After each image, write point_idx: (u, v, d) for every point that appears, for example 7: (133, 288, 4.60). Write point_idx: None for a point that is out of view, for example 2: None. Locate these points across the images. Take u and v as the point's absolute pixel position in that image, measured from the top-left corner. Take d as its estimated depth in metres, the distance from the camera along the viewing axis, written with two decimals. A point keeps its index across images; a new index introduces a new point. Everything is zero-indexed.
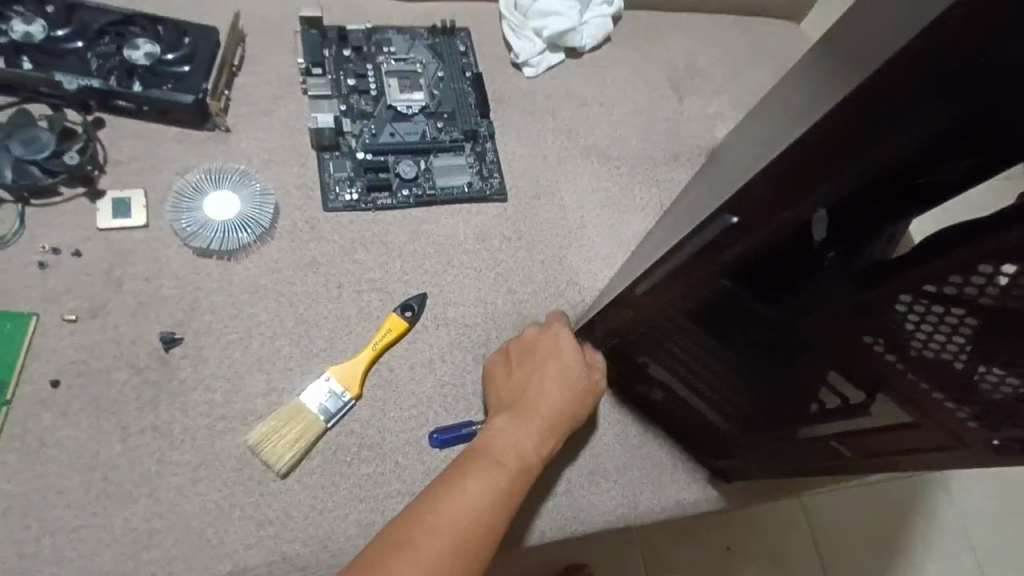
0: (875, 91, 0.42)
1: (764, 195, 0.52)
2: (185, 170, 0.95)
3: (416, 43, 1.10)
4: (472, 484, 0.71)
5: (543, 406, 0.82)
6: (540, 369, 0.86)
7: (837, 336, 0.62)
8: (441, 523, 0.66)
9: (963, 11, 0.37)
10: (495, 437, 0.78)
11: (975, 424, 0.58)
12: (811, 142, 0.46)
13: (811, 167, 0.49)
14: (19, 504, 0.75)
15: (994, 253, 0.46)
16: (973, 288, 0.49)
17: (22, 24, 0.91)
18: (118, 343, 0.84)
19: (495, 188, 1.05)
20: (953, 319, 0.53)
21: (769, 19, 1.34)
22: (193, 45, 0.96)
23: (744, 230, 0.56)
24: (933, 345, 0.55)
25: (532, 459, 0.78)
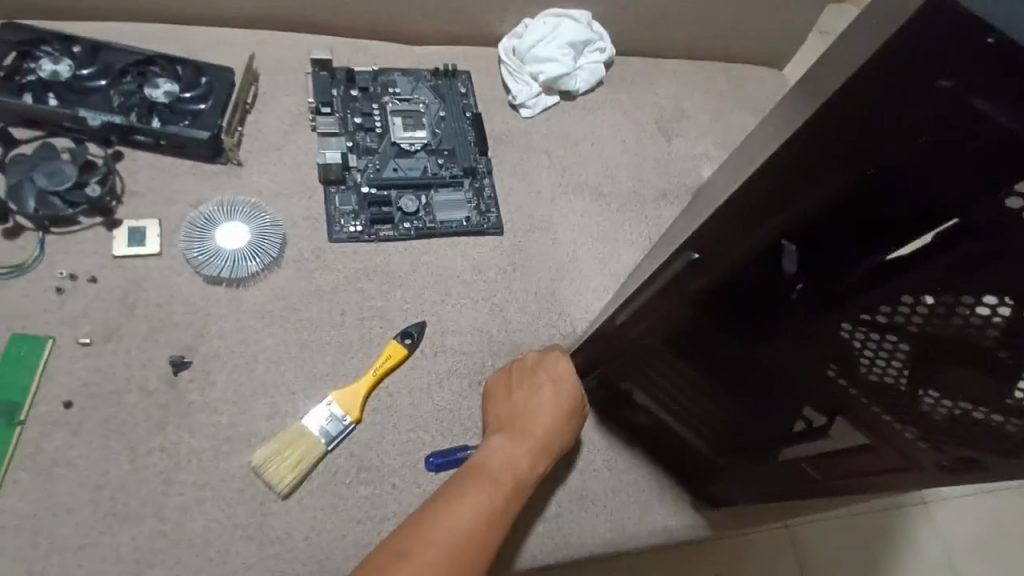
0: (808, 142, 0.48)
1: (722, 233, 0.59)
2: (199, 201, 1.00)
3: (419, 85, 1.17)
4: (473, 497, 0.75)
5: (539, 427, 0.87)
6: (537, 391, 0.91)
7: (795, 363, 0.66)
8: (445, 532, 0.70)
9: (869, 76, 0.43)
10: (493, 454, 0.83)
11: (924, 444, 0.62)
12: (759, 189, 0.53)
13: (758, 211, 0.55)
14: (29, 521, 0.78)
15: (918, 284, 0.52)
16: (901, 316, 0.55)
17: (51, 64, 0.97)
18: (129, 366, 0.88)
19: (492, 222, 1.10)
20: (889, 345, 0.57)
21: (751, 66, 1.43)
22: (209, 84, 1.02)
23: (707, 265, 0.62)
24: (876, 370, 0.60)
25: (527, 478, 0.82)
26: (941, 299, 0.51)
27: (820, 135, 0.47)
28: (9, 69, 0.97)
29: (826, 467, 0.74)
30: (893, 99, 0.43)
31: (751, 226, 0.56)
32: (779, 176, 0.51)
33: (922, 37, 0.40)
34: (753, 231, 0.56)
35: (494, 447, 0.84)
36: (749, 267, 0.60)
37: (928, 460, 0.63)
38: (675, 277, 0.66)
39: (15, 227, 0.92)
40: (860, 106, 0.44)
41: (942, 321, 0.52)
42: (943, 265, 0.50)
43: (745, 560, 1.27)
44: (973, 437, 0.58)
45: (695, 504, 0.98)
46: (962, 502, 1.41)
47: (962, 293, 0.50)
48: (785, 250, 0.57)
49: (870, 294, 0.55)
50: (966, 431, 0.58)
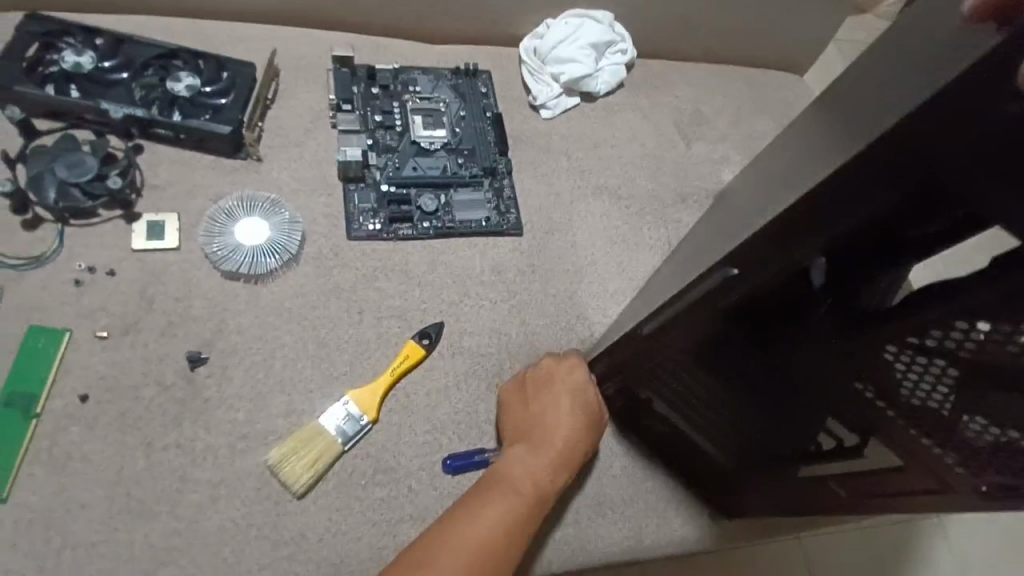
0: (876, 157, 0.46)
1: (762, 248, 0.56)
2: (219, 196, 0.99)
3: (440, 84, 1.16)
4: (490, 510, 0.73)
5: (557, 437, 0.85)
6: (555, 400, 0.88)
7: (831, 383, 0.64)
8: (463, 547, 0.68)
9: (951, 92, 0.41)
10: (511, 466, 0.80)
11: (964, 471, 0.60)
12: (814, 200, 0.50)
13: (806, 224, 0.52)
14: (42, 516, 0.76)
15: (971, 309, 0.50)
16: (953, 341, 0.52)
17: (74, 56, 0.97)
18: (146, 360, 0.87)
19: (512, 223, 1.09)
20: (936, 370, 0.55)
21: (772, 71, 1.41)
22: (231, 79, 1.02)
23: (742, 283, 0.60)
24: (920, 393, 0.58)
25: (547, 489, 0.80)
26: (996, 328, 0.49)
27: (876, 156, 0.46)
28: (32, 61, 0.96)
29: (855, 488, 0.71)
30: (960, 123, 0.42)
31: (797, 239, 0.54)
32: (825, 194, 0.49)
33: (998, 62, 0.39)
34: (797, 245, 0.54)
35: (510, 458, 0.82)
36: (784, 282, 0.59)
37: (966, 486, 0.61)
38: (707, 293, 0.63)
39: (35, 218, 0.91)
40: (925, 128, 0.43)
41: (995, 350, 0.50)
42: (999, 293, 0.47)
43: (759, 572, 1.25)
44: (1017, 466, 0.56)
45: (714, 516, 0.95)
46: (977, 519, 1.39)
47: (1020, 323, 0.48)
48: (816, 264, 0.57)
49: (915, 318, 0.53)
50: (1009, 460, 0.56)
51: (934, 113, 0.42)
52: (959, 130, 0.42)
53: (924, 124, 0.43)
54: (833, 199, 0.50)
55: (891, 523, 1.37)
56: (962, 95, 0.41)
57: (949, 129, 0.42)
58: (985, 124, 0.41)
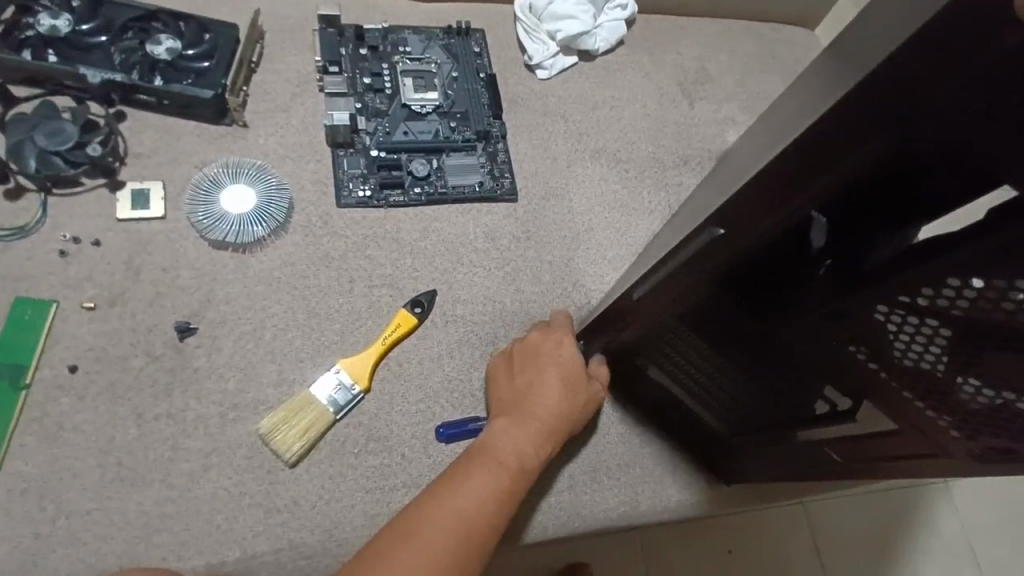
0: (860, 104, 0.43)
1: (748, 207, 0.54)
2: (204, 163, 0.97)
3: (431, 44, 1.12)
4: (474, 481, 0.72)
5: (541, 409, 0.83)
6: (543, 373, 0.86)
7: (823, 349, 0.62)
8: (446, 517, 0.67)
9: (935, 35, 0.38)
10: (496, 437, 0.79)
11: (958, 433, 0.58)
12: (799, 154, 0.48)
13: (791, 179, 0.50)
14: (37, 485, 0.77)
15: (965, 265, 0.47)
16: (944, 300, 0.50)
17: (50, 18, 0.93)
18: (135, 330, 0.86)
19: (506, 188, 1.06)
20: (928, 330, 0.53)
21: (780, 26, 1.35)
22: (213, 42, 0.98)
23: (731, 244, 0.57)
24: (912, 355, 0.56)
25: (532, 461, 0.78)
26: (991, 285, 0.47)
27: (863, 102, 0.43)
28: (8, 24, 0.93)
29: (850, 453, 0.69)
30: (949, 62, 0.39)
31: (783, 196, 0.51)
32: (812, 144, 0.47)
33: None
34: (783, 202, 0.52)
35: (494, 430, 0.80)
36: (775, 241, 0.57)
37: (960, 449, 0.59)
38: (694, 255, 0.61)
39: (17, 188, 0.90)
40: (915, 68, 0.40)
41: (988, 307, 0.48)
42: (994, 247, 0.45)
43: (758, 536, 1.26)
44: (1013, 427, 0.54)
45: (710, 482, 0.95)
46: (982, 483, 1.38)
47: (1014, 279, 0.45)
48: (816, 222, 0.56)
49: (908, 275, 0.51)
50: (1005, 421, 0.54)
51: (922, 54, 0.39)
52: (950, 69, 0.39)
53: (912, 67, 0.40)
54: (821, 151, 0.47)
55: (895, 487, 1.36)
56: (950, 33, 0.38)
57: (938, 69, 0.40)
58: (976, 61, 0.38)
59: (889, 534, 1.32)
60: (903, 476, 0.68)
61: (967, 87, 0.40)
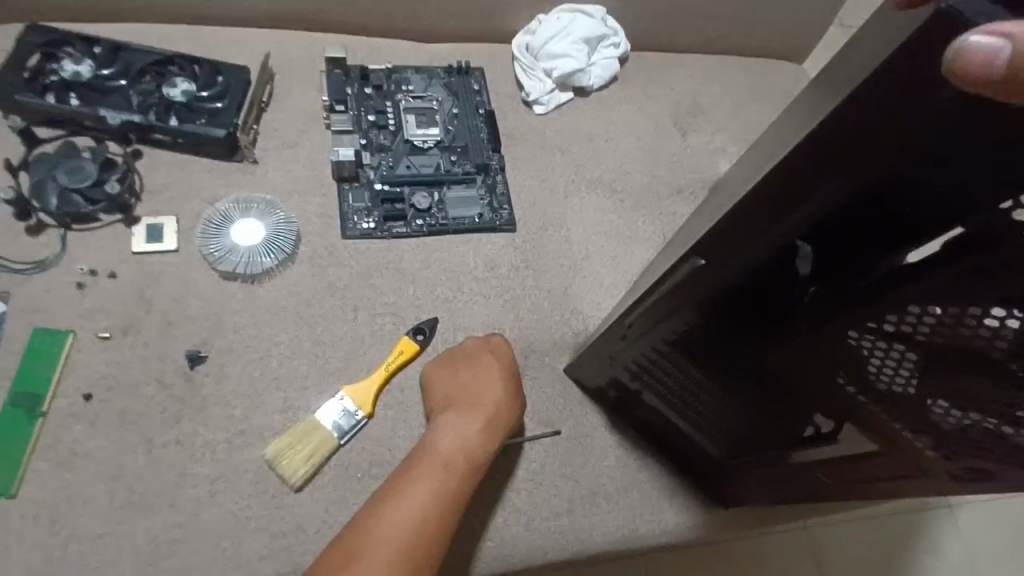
0: (818, 144, 0.48)
1: (726, 237, 0.58)
2: (215, 198, 1.01)
3: (433, 82, 1.17)
4: (417, 491, 0.78)
5: (483, 411, 0.88)
6: (483, 371, 0.92)
7: (804, 372, 0.64)
8: (392, 530, 0.74)
9: (877, 84, 0.43)
10: (441, 442, 0.85)
11: (936, 453, 0.60)
12: (768, 190, 0.52)
13: (762, 214, 0.54)
14: (49, 510, 0.79)
15: (926, 293, 0.50)
16: (910, 325, 0.53)
17: (73, 64, 0.99)
18: (146, 359, 0.89)
19: (505, 219, 1.10)
20: (897, 354, 0.56)
21: (770, 60, 1.40)
22: (226, 83, 1.04)
23: (713, 272, 0.62)
24: (885, 377, 0.58)
25: (477, 460, 0.85)
26: (950, 311, 0.50)
27: (827, 143, 0.47)
28: (33, 70, 0.99)
29: (839, 472, 0.71)
30: (895, 106, 0.43)
31: (757, 229, 0.55)
32: (782, 181, 0.51)
33: (922, 51, 0.40)
34: (757, 235, 0.56)
35: (436, 431, 0.86)
36: (753, 274, 0.60)
37: (940, 468, 0.61)
38: (683, 280, 0.65)
39: (38, 224, 0.94)
40: (866, 115, 0.45)
41: (949, 332, 0.51)
42: (951, 277, 0.48)
43: (763, 563, 1.26)
44: (987, 447, 0.56)
45: (708, 505, 0.96)
46: (986, 507, 1.39)
47: (970, 304, 0.48)
48: (800, 251, 0.56)
49: (878, 301, 0.53)
50: (978, 441, 0.56)
51: (869, 100, 0.44)
52: (896, 113, 0.44)
53: (863, 111, 0.45)
54: (787, 188, 0.51)
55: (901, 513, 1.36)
56: (894, 80, 0.42)
57: (898, 109, 0.43)
58: (934, 103, 0.42)
59: (895, 560, 1.32)
60: (892, 492, 0.70)
61: (914, 131, 0.44)
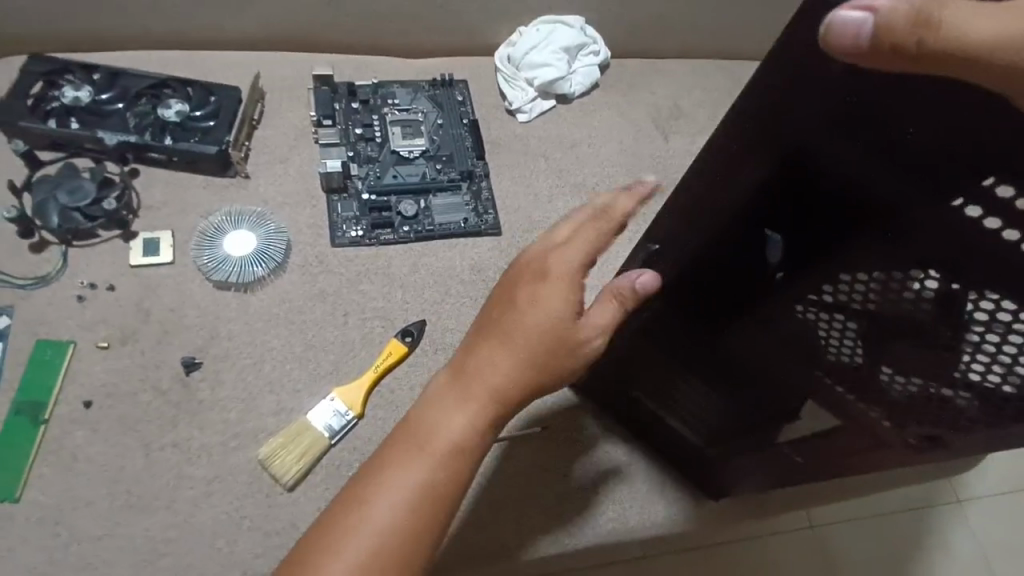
0: (743, 123, 0.54)
1: (678, 216, 0.65)
2: (209, 212, 1.06)
3: (418, 95, 1.21)
4: (397, 475, 0.65)
5: (494, 372, 0.68)
6: (496, 336, 0.69)
7: (763, 349, 0.68)
8: (363, 518, 0.63)
9: (777, 66, 0.50)
10: (435, 412, 0.69)
11: (889, 423, 0.65)
12: (707, 168, 0.59)
13: (704, 189, 0.61)
14: (52, 513, 0.83)
15: (855, 262, 0.55)
16: (845, 296, 0.58)
17: (73, 90, 1.04)
18: (144, 367, 0.93)
19: (490, 223, 1.14)
20: (839, 325, 0.60)
21: (751, 62, 1.43)
22: (218, 102, 1.09)
23: (667, 251, 0.68)
24: (834, 350, 0.62)
25: (472, 439, 0.68)
26: (875, 277, 0.55)
27: (749, 133, 0.55)
28: (36, 97, 1.04)
29: (807, 451, 0.75)
30: (797, 85, 0.50)
31: (702, 206, 0.62)
32: (716, 166, 0.58)
33: (809, 34, 0.47)
34: (702, 211, 0.62)
35: (429, 403, 0.69)
36: (705, 253, 0.65)
37: (895, 437, 0.66)
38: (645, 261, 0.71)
39: (40, 241, 0.99)
40: (775, 96, 0.52)
41: (881, 297, 0.56)
42: (871, 242, 0.53)
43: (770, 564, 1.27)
44: (933, 411, 0.61)
45: (697, 496, 0.97)
46: (996, 500, 1.38)
47: (892, 269, 0.54)
48: (770, 239, 0.60)
49: (818, 273, 0.58)
50: (923, 404, 0.61)
51: (775, 80, 0.51)
52: (799, 94, 0.50)
53: (772, 93, 0.52)
54: (720, 164, 0.58)
55: (911, 510, 1.36)
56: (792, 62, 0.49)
57: (800, 85, 0.50)
58: (827, 78, 0.48)
59: (905, 556, 1.32)
60: (857, 463, 0.74)
61: (818, 109, 0.50)
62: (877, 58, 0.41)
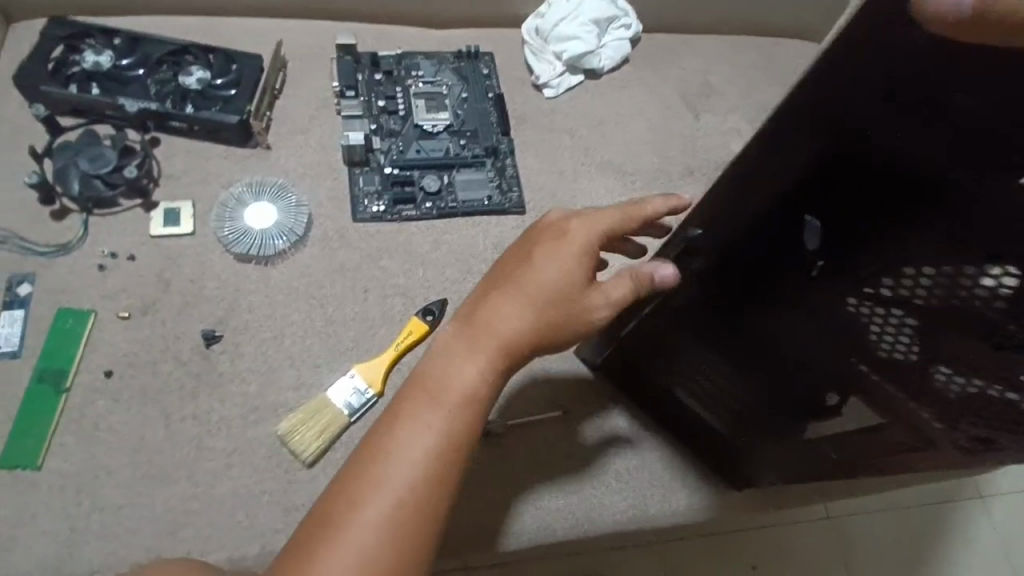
0: (801, 109, 0.52)
1: (723, 203, 0.62)
2: (230, 183, 1.04)
3: (442, 67, 1.18)
4: (411, 430, 0.64)
5: (507, 327, 0.67)
6: (507, 287, 0.69)
7: (806, 340, 0.66)
8: (380, 476, 0.62)
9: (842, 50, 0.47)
10: (445, 365, 0.67)
11: (941, 425, 0.61)
12: (756, 156, 0.57)
13: (753, 175, 0.58)
14: (74, 481, 0.83)
15: (915, 253, 0.52)
16: (905, 290, 0.54)
17: (94, 55, 1.03)
18: (165, 338, 0.92)
19: (514, 201, 1.11)
20: (896, 320, 0.57)
21: (786, 40, 1.37)
22: (239, 71, 1.06)
23: (710, 237, 0.66)
24: (886, 346, 0.59)
25: (483, 394, 0.67)
26: (943, 271, 0.51)
27: (806, 118, 0.52)
28: (57, 61, 1.02)
29: (845, 450, 0.72)
30: (864, 68, 0.47)
31: (749, 191, 0.60)
32: (769, 151, 0.56)
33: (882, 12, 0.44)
34: (750, 198, 0.60)
35: (438, 355, 0.68)
36: (750, 240, 0.63)
37: (946, 439, 0.62)
38: (686, 247, 0.69)
39: (62, 208, 0.98)
40: (839, 78, 0.48)
41: (945, 293, 0.52)
42: (938, 233, 0.49)
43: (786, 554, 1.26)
44: (991, 415, 0.56)
45: (721, 486, 0.95)
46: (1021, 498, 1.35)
47: (961, 264, 0.50)
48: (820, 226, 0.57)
49: (871, 263, 0.55)
50: (983, 408, 0.56)
51: (839, 64, 0.48)
52: (865, 76, 0.47)
53: (835, 77, 0.49)
54: (773, 151, 0.56)
55: (932, 505, 1.33)
56: (859, 43, 0.46)
57: (867, 67, 0.47)
58: (899, 58, 0.45)
59: (925, 551, 1.30)
60: (899, 467, 0.71)
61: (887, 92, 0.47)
62: (974, 30, 0.40)
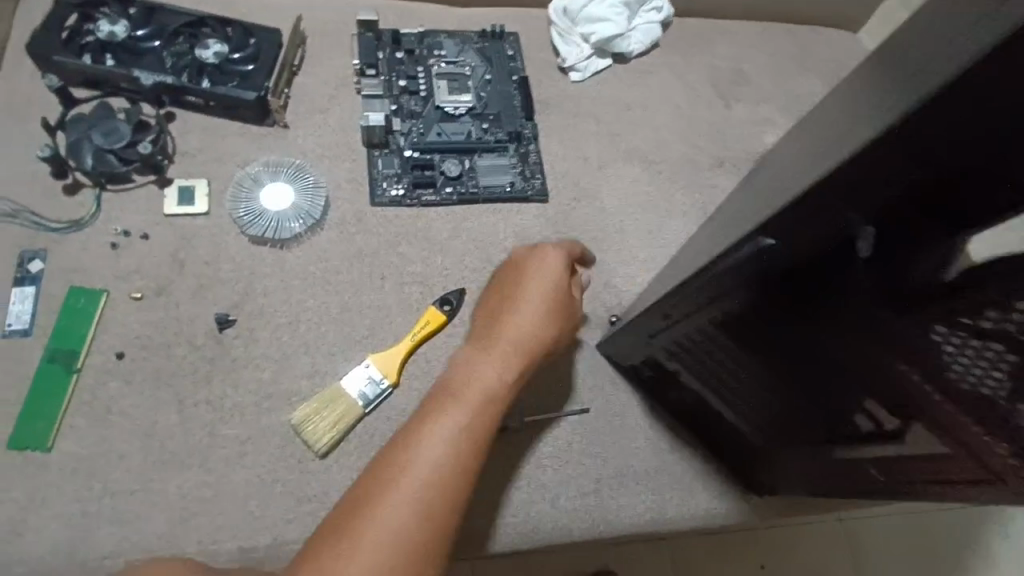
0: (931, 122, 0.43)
1: (801, 217, 0.54)
2: (247, 162, 1.01)
3: (466, 47, 1.13)
4: (440, 425, 0.67)
5: (515, 334, 0.76)
6: (508, 301, 0.79)
7: (877, 362, 0.61)
8: (413, 465, 0.64)
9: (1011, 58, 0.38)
10: (465, 367, 0.74)
11: None
12: (856, 170, 0.48)
13: (846, 191, 0.50)
14: (84, 465, 0.81)
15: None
16: (1011, 323, 0.50)
17: (109, 25, 0.99)
18: (178, 321, 0.90)
19: (537, 189, 1.07)
20: (992, 354, 0.53)
21: (822, 28, 1.31)
22: (257, 46, 1.02)
23: (780, 252, 0.58)
24: (972, 379, 0.55)
25: (500, 394, 0.73)
26: None
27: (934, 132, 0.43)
28: (71, 30, 0.99)
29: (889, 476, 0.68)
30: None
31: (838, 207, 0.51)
32: (874, 167, 0.47)
33: None
34: (836, 213, 0.52)
35: (460, 362, 0.75)
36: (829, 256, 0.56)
37: None
38: (745, 262, 0.61)
39: (74, 183, 0.96)
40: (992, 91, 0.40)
41: None
42: None
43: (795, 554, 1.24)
44: None
45: (744, 491, 0.92)
46: None
47: None
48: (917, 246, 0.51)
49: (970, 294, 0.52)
50: None
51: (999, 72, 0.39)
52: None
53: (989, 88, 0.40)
54: (878, 167, 0.47)
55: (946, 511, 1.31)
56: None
57: None
58: None
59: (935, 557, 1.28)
60: None
61: None
62: None
